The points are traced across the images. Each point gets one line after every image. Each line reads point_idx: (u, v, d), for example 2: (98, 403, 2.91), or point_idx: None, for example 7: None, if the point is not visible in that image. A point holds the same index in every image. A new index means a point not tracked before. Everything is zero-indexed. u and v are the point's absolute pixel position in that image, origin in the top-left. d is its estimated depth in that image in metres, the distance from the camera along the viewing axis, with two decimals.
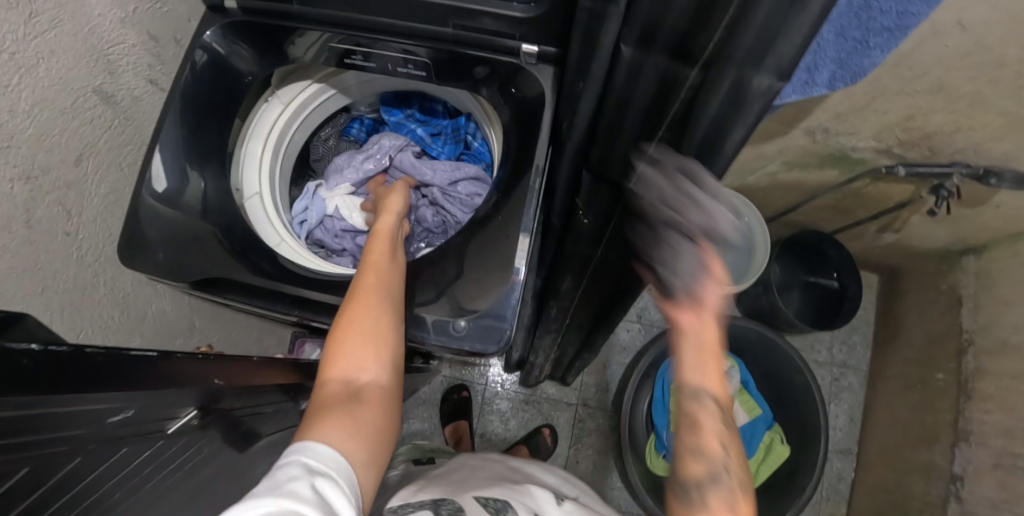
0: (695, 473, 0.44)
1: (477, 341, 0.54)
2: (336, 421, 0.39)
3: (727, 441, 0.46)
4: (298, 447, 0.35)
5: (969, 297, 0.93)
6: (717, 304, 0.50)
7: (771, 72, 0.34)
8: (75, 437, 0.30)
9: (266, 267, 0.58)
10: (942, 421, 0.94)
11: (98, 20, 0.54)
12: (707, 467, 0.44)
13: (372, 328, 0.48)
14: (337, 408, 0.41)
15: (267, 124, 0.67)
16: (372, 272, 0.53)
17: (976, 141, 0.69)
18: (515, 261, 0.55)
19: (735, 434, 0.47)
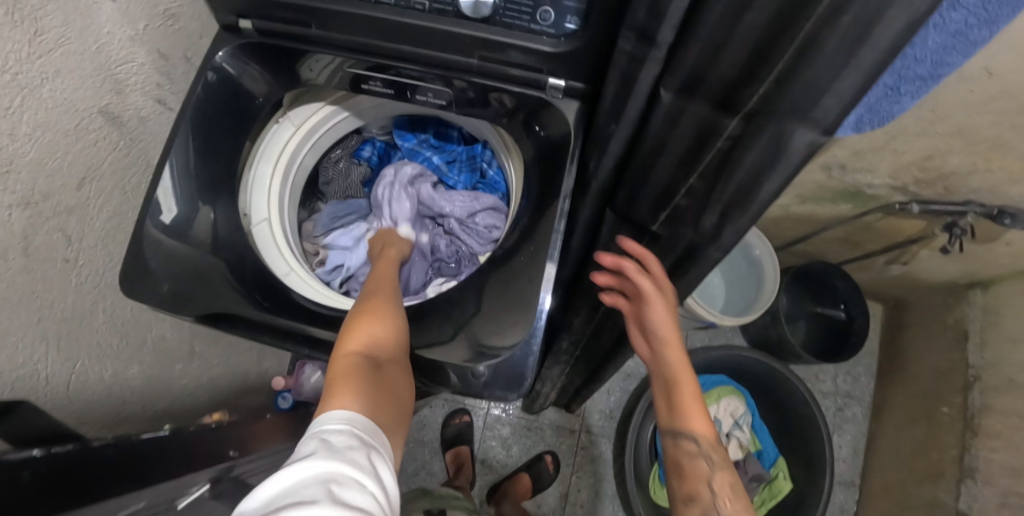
0: None
1: (499, 388, 0.52)
2: (361, 392, 0.40)
3: (717, 483, 0.51)
4: (336, 416, 0.36)
5: (976, 333, 0.93)
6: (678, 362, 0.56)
7: (817, 129, 0.33)
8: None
9: (276, 304, 0.56)
10: (948, 456, 0.94)
11: (107, 39, 0.52)
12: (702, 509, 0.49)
13: (386, 325, 0.49)
14: (361, 382, 0.41)
15: (277, 147, 0.66)
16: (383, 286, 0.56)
17: (994, 183, 0.69)
18: (536, 302, 0.52)
19: (723, 471, 0.52)
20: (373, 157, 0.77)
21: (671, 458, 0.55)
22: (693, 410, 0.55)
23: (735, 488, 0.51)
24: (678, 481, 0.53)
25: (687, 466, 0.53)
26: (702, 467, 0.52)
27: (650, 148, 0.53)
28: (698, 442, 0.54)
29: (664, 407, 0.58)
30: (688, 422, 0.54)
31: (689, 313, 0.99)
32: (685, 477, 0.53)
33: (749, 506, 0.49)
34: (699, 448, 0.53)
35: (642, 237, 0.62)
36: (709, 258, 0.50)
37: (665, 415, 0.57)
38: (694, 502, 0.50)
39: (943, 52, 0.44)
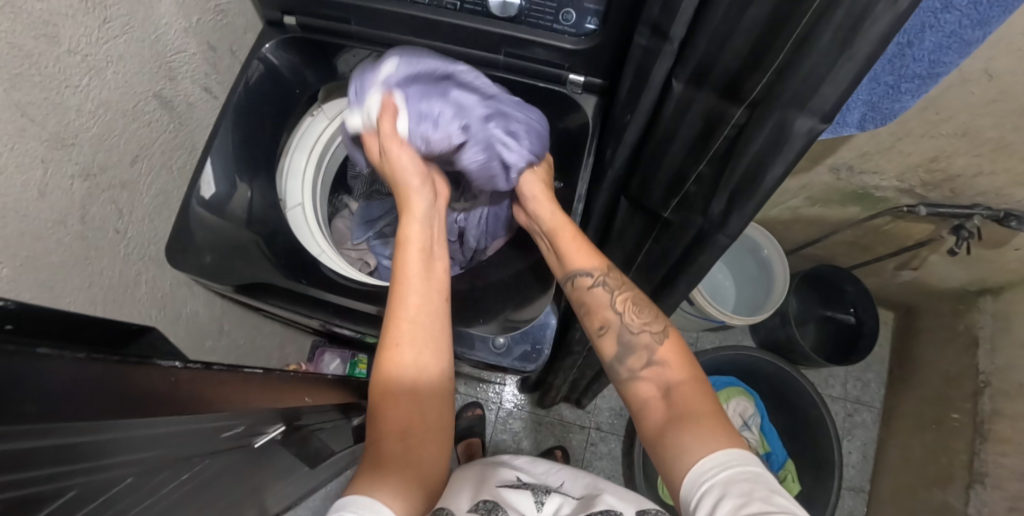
0: (610, 348, 0.51)
1: (518, 359, 0.58)
2: (389, 483, 0.40)
3: (621, 304, 0.51)
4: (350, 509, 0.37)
5: (986, 338, 0.94)
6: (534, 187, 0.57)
7: (816, 115, 0.37)
8: (146, 461, 0.31)
9: (306, 279, 0.60)
10: (957, 462, 0.94)
11: (164, 29, 0.56)
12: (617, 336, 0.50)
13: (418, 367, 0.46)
14: (393, 469, 0.42)
15: (312, 138, 0.69)
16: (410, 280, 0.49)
17: (999, 185, 0.71)
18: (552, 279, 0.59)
19: (627, 295, 0.52)
20: None
21: (573, 299, 0.54)
22: (570, 249, 0.55)
23: (638, 301, 0.51)
24: (588, 317, 0.53)
25: (589, 300, 0.53)
26: (603, 295, 0.52)
27: (663, 140, 0.57)
28: (591, 273, 0.53)
29: (550, 254, 0.57)
30: (576, 261, 0.54)
31: (700, 313, 1.01)
32: (592, 311, 0.52)
33: (657, 312, 0.50)
34: (593, 280, 0.53)
35: (655, 225, 0.65)
36: (716, 243, 0.52)
37: (555, 261, 0.57)
38: (605, 330, 0.51)
39: (939, 51, 0.48)
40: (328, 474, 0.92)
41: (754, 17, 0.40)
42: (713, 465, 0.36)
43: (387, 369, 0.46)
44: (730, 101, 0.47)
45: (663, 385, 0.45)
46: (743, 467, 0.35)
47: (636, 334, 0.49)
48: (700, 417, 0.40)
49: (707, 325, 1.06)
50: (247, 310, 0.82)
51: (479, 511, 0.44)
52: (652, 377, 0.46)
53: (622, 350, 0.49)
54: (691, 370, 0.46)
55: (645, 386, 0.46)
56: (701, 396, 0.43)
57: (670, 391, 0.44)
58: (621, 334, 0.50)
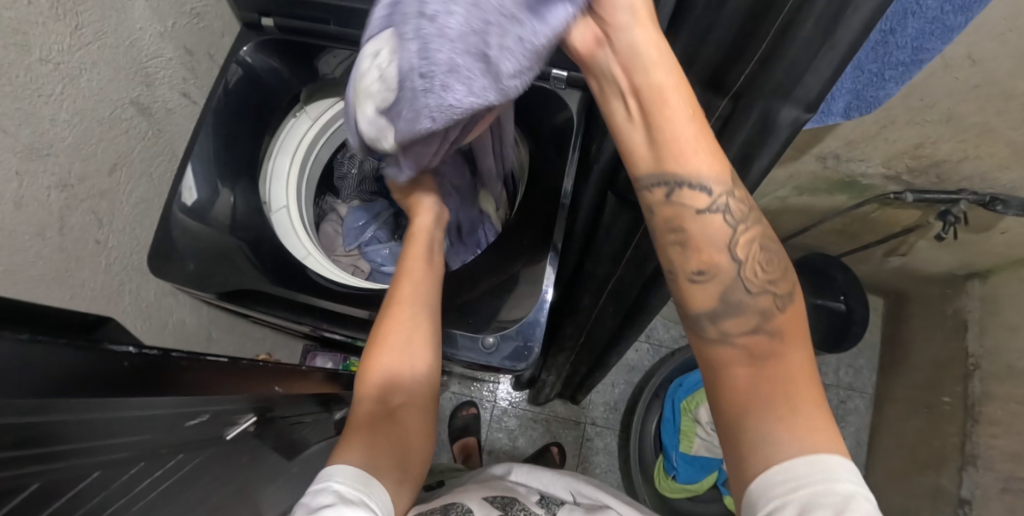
0: (704, 300, 0.37)
1: (507, 358, 0.57)
2: (376, 446, 0.43)
3: (738, 241, 0.37)
4: (335, 472, 0.38)
5: (975, 321, 0.95)
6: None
7: (800, 105, 0.39)
8: (134, 447, 0.31)
9: (293, 283, 0.59)
10: (950, 445, 0.95)
11: (139, 34, 0.56)
12: (721, 285, 0.37)
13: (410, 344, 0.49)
14: (379, 434, 0.44)
15: (295, 139, 0.69)
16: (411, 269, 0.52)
17: (984, 169, 0.71)
18: (541, 278, 0.59)
19: (755, 237, 0.38)
20: None
21: (659, 218, 0.39)
22: (688, 143, 0.37)
23: (765, 248, 0.38)
24: (686, 248, 0.38)
25: (699, 227, 0.37)
26: (721, 221, 0.37)
27: None
28: (711, 192, 0.37)
29: (641, 138, 0.38)
30: (694, 166, 0.37)
31: None
32: (693, 246, 0.38)
33: (786, 269, 0.38)
34: (711, 201, 0.37)
35: None
36: None
37: (647, 154, 0.38)
38: (707, 275, 0.37)
39: (922, 38, 0.47)
40: None
41: (735, 8, 0.40)
42: (786, 478, 0.30)
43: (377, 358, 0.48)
44: (714, 93, 0.47)
45: (756, 355, 0.35)
46: (829, 487, 0.29)
47: (751, 294, 0.37)
48: (811, 417, 0.32)
49: None
50: (236, 317, 0.81)
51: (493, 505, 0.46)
52: (751, 347, 0.36)
53: (722, 307, 0.37)
54: (807, 354, 0.35)
55: (727, 352, 0.37)
56: (807, 385, 0.34)
57: (779, 376, 0.34)
58: (730, 285, 0.37)
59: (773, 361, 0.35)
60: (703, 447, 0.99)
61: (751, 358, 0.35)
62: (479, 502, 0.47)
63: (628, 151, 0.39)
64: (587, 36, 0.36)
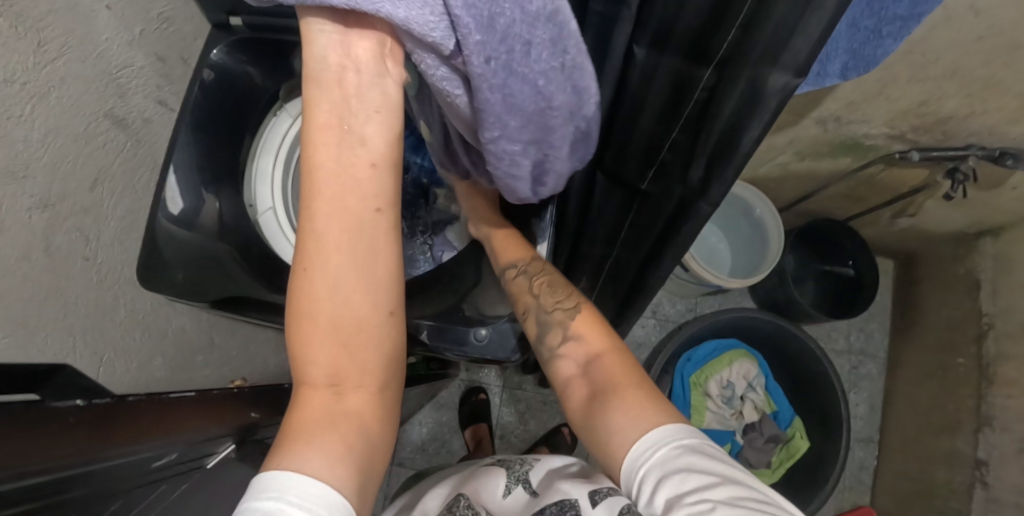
0: (533, 330, 0.54)
1: (499, 349, 0.58)
2: (324, 445, 0.34)
3: (541, 291, 0.54)
4: (271, 492, 0.31)
5: (988, 281, 0.92)
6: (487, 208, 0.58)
7: (789, 70, 0.35)
8: (95, 488, 0.30)
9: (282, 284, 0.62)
10: (965, 407, 0.95)
11: (106, 44, 0.54)
12: (536, 318, 0.54)
13: (341, 324, 0.33)
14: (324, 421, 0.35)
15: (277, 138, 0.67)
16: (322, 224, 0.30)
17: (992, 124, 0.68)
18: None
19: (556, 282, 0.55)
20: None
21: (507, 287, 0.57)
22: (507, 247, 0.57)
23: (553, 282, 0.55)
24: (513, 304, 0.56)
25: (515, 290, 0.56)
26: (523, 284, 0.55)
27: (634, 106, 0.54)
28: (517, 266, 0.56)
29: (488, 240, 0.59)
30: (504, 254, 0.57)
31: (695, 279, 1.00)
32: (517, 299, 0.56)
33: (571, 292, 0.55)
34: (520, 264, 0.56)
35: (634, 199, 0.65)
36: (699, 211, 0.52)
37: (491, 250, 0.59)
38: (525, 315, 0.55)
39: None
40: None
41: None
42: (650, 442, 0.39)
43: (302, 330, 0.33)
44: (697, 64, 0.46)
45: (580, 358, 0.49)
46: (670, 439, 0.38)
47: (553, 314, 0.53)
48: (622, 400, 0.43)
49: (704, 290, 1.05)
50: (237, 321, 0.82)
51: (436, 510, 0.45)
52: (570, 354, 0.50)
53: (540, 332, 0.53)
54: (619, 353, 0.48)
55: (568, 368, 0.50)
56: (625, 376, 0.45)
57: (599, 381, 0.46)
58: (540, 315, 0.54)
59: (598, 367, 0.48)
60: (714, 420, 1.05)
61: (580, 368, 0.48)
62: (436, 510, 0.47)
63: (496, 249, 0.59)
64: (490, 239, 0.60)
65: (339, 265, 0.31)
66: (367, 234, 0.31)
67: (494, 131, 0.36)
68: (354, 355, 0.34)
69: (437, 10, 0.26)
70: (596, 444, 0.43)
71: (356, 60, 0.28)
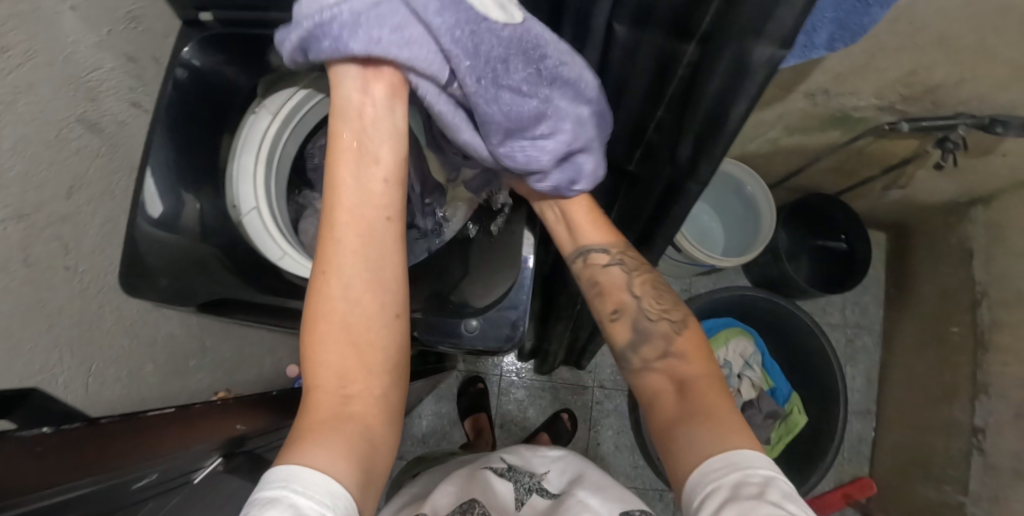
0: (621, 333, 0.54)
1: (491, 340, 0.56)
2: (328, 441, 0.35)
3: (637, 291, 0.55)
4: (282, 476, 0.31)
5: (981, 249, 0.92)
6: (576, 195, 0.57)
7: (773, 42, 0.34)
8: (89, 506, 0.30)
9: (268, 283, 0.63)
10: (961, 375, 0.95)
11: (74, 47, 0.53)
12: (629, 320, 0.54)
13: (352, 321, 0.40)
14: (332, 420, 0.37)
15: (256, 136, 0.63)
16: (344, 226, 0.41)
17: (981, 91, 0.67)
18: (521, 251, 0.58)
19: (643, 283, 0.56)
20: None
21: (586, 279, 0.57)
22: (590, 233, 0.57)
23: (655, 288, 0.55)
24: (603, 302, 0.57)
25: (604, 281, 0.56)
26: (619, 277, 0.56)
27: (616, 87, 0.53)
28: (607, 253, 0.57)
29: (562, 226, 0.59)
30: (588, 237, 0.57)
31: (688, 259, 1.00)
32: (608, 295, 0.56)
33: (675, 302, 0.54)
34: (610, 257, 0.56)
35: (623, 181, 0.64)
36: (690, 191, 0.51)
37: (566, 235, 0.59)
38: (618, 314, 0.55)
39: None
40: None
41: None
42: (727, 462, 0.37)
43: (321, 319, 0.40)
44: (679, 41, 0.44)
45: (676, 377, 0.48)
46: (757, 469, 0.36)
47: (653, 323, 0.53)
48: (721, 412, 0.42)
49: (698, 270, 1.05)
50: (230, 323, 0.81)
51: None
52: (665, 370, 0.50)
53: (635, 337, 0.53)
54: (709, 365, 0.48)
55: (652, 375, 0.50)
56: (716, 392, 0.45)
57: (690, 390, 0.46)
58: (635, 318, 0.54)
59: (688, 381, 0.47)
60: None
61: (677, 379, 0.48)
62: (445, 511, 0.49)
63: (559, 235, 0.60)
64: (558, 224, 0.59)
65: (357, 259, 0.40)
66: (377, 233, 0.41)
67: (499, 139, 0.44)
68: (363, 344, 0.40)
69: (430, 52, 0.38)
70: (669, 451, 0.42)
71: (372, 99, 0.41)
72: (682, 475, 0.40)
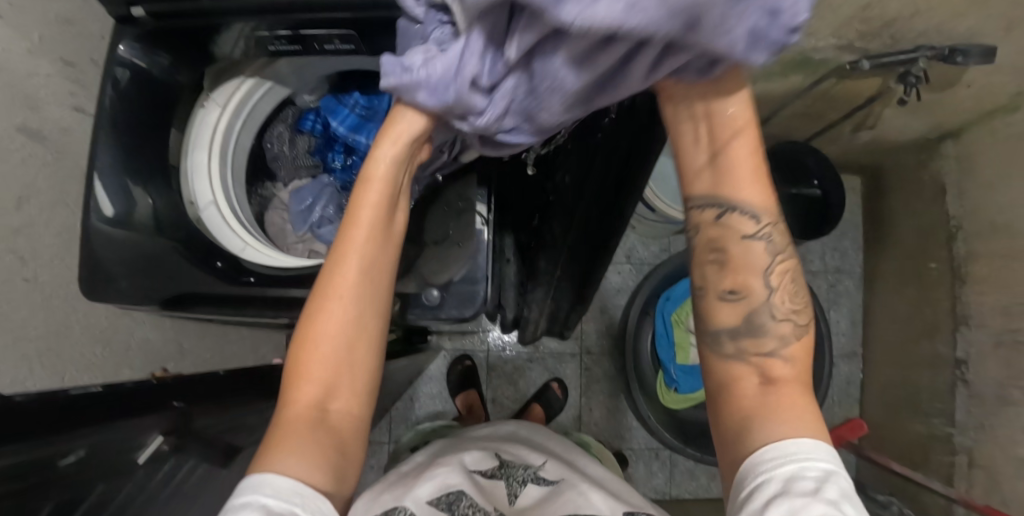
0: (727, 316, 0.41)
1: (454, 307, 0.58)
2: (306, 450, 0.38)
3: (777, 272, 0.40)
4: (256, 483, 0.34)
5: (953, 184, 0.92)
6: (744, 140, 0.37)
7: None
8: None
9: (219, 265, 0.60)
10: (941, 310, 0.96)
11: (5, 55, 0.51)
12: (746, 302, 0.40)
13: (345, 342, 0.43)
14: (311, 437, 0.39)
15: (208, 131, 0.67)
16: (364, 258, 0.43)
17: (939, 20, 0.66)
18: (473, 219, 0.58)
19: (788, 263, 0.40)
20: (317, 124, 0.76)
21: (704, 237, 0.41)
22: (744, 181, 0.38)
23: (794, 280, 0.41)
24: (728, 276, 0.41)
25: (740, 253, 0.40)
26: (762, 253, 0.40)
27: None
28: (759, 222, 0.39)
29: (703, 158, 0.39)
30: (741, 193, 0.38)
31: (663, 218, 1.00)
32: (730, 267, 0.40)
33: (803, 298, 0.42)
34: (758, 228, 0.39)
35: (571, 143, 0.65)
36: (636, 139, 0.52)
37: (708, 177, 0.39)
38: (737, 296, 0.40)
39: None
40: None
41: None
42: (780, 452, 0.34)
43: (318, 340, 0.42)
44: None
45: (767, 375, 0.39)
46: (815, 462, 0.33)
47: (774, 321, 0.40)
48: (799, 416, 0.36)
49: (675, 228, 1.05)
50: (207, 322, 0.82)
51: (440, 507, 0.48)
52: (759, 368, 0.40)
53: (744, 327, 0.40)
54: (805, 369, 0.40)
55: (740, 367, 0.40)
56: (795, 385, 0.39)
57: (775, 390, 0.38)
58: (756, 307, 0.40)
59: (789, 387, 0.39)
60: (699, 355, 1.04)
61: (771, 374, 0.39)
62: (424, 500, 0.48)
63: (686, 168, 0.40)
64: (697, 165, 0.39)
65: (366, 289, 0.43)
66: (386, 269, 0.44)
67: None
68: (349, 368, 0.43)
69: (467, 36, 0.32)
70: (740, 444, 0.37)
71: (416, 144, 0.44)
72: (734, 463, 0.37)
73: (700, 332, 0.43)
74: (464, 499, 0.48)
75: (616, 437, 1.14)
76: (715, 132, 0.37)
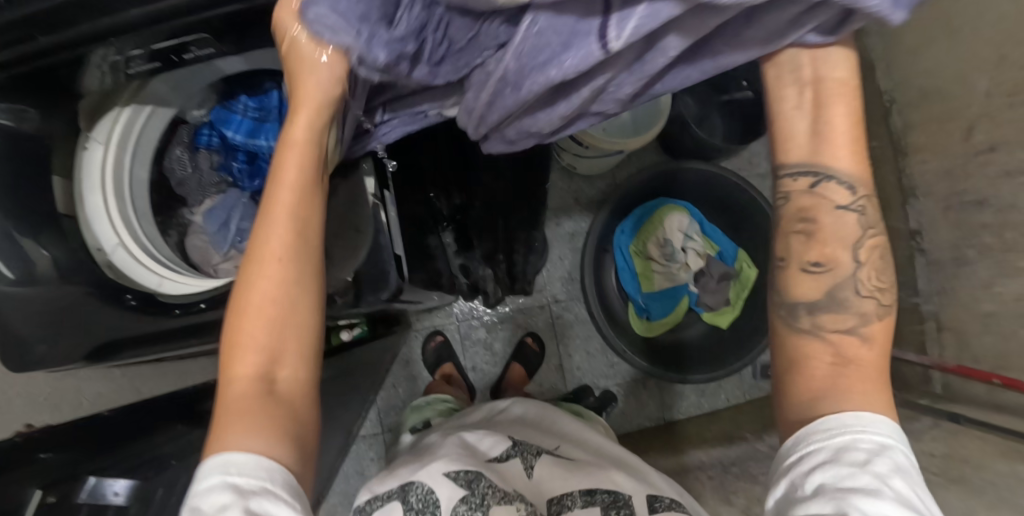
0: (807, 292, 0.47)
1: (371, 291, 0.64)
2: (254, 428, 0.40)
3: (873, 243, 0.47)
4: (217, 467, 0.38)
5: (879, 57, 0.92)
6: (846, 99, 0.45)
7: None
8: None
9: (133, 301, 0.61)
10: (889, 185, 0.97)
11: None
12: (830, 278, 0.47)
13: (280, 302, 0.45)
14: (258, 412, 0.41)
15: (95, 171, 0.64)
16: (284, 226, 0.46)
17: None
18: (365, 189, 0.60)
19: (880, 240, 0.47)
20: (214, 138, 0.77)
21: (793, 206, 0.48)
22: (840, 139, 0.45)
23: (881, 263, 0.47)
24: (815, 250, 0.47)
25: (835, 225, 0.47)
26: (854, 222, 0.47)
27: None
28: (851, 188, 0.46)
29: (804, 124, 0.46)
30: (835, 155, 0.46)
31: (597, 152, 0.99)
32: (815, 239, 0.47)
33: (889, 280, 0.48)
34: (853, 199, 0.46)
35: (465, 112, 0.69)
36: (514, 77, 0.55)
37: (807, 145, 0.47)
38: (821, 268, 0.47)
39: None
40: (334, 451, 1.00)
41: None
42: (837, 424, 0.41)
43: (253, 306, 0.45)
44: None
45: (838, 353, 0.45)
46: (872, 435, 0.40)
47: (859, 298, 0.46)
48: (867, 391, 0.43)
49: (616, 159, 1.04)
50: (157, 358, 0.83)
51: (458, 483, 0.57)
52: (835, 342, 0.46)
53: (827, 299, 0.46)
54: (881, 349, 0.46)
55: (814, 342, 0.46)
56: (872, 371, 0.45)
57: (846, 373, 0.44)
58: (842, 282, 0.46)
59: (852, 364, 0.45)
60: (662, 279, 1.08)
61: (837, 346, 0.46)
62: (443, 478, 0.58)
63: (786, 135, 0.47)
64: (792, 115, 0.47)
65: (295, 259, 0.46)
66: (311, 238, 0.47)
67: None
68: (291, 334, 0.45)
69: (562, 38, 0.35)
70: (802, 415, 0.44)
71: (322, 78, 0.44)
72: (792, 422, 0.45)
73: (777, 305, 0.49)
74: (481, 479, 0.57)
75: (603, 377, 1.19)
76: (822, 94, 0.45)
